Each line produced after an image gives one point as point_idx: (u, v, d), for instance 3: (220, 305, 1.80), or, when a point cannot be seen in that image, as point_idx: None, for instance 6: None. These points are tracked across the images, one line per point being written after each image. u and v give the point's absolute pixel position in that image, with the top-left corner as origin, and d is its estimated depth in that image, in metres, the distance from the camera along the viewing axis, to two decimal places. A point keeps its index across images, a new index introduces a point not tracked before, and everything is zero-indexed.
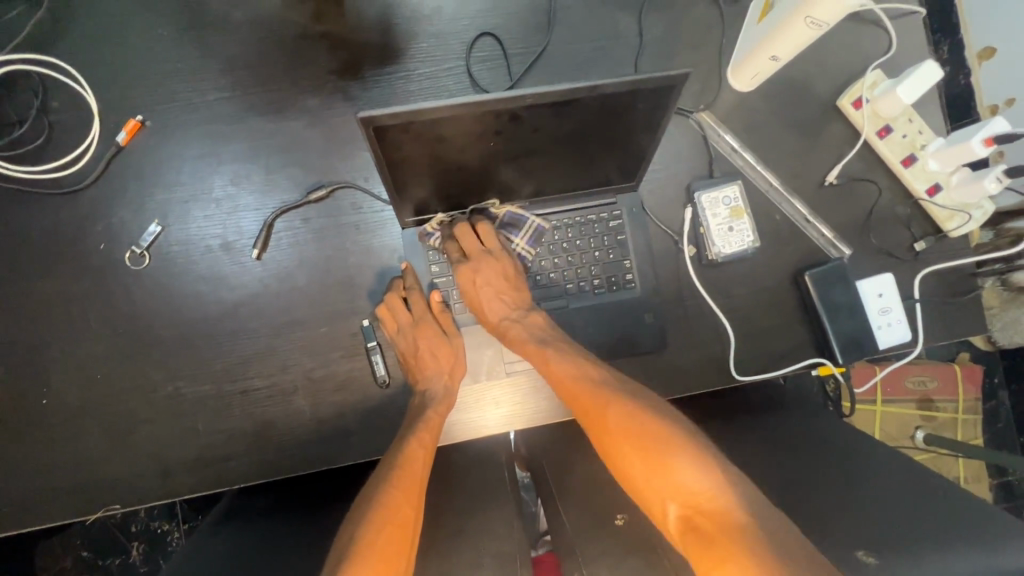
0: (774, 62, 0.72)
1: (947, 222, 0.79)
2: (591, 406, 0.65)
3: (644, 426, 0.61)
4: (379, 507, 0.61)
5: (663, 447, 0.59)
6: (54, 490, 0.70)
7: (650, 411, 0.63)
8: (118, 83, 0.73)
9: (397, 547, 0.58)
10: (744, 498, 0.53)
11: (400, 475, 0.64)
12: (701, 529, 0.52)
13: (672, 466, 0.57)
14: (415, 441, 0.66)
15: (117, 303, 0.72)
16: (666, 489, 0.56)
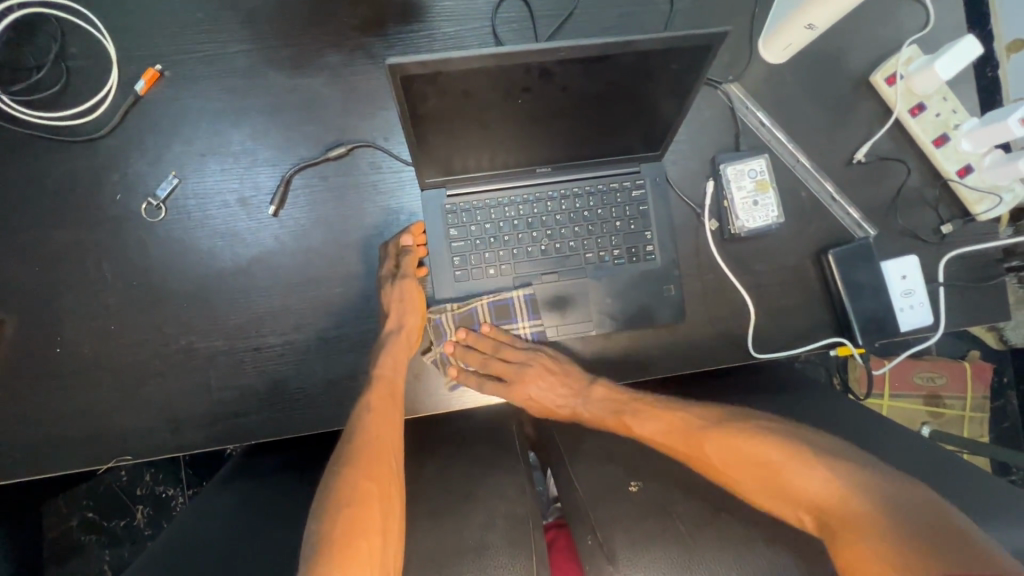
0: (809, 32, 0.70)
1: (976, 205, 0.77)
2: (708, 443, 0.63)
3: (756, 444, 0.60)
4: (342, 493, 0.59)
5: (788, 458, 0.58)
6: (65, 439, 0.70)
7: (748, 429, 0.62)
8: (137, 30, 0.72)
9: (366, 517, 0.57)
10: (865, 478, 0.54)
11: (356, 451, 0.62)
12: (838, 523, 0.52)
13: (784, 479, 0.57)
14: (371, 415, 0.65)
15: (132, 254, 0.71)
16: (793, 496, 0.56)
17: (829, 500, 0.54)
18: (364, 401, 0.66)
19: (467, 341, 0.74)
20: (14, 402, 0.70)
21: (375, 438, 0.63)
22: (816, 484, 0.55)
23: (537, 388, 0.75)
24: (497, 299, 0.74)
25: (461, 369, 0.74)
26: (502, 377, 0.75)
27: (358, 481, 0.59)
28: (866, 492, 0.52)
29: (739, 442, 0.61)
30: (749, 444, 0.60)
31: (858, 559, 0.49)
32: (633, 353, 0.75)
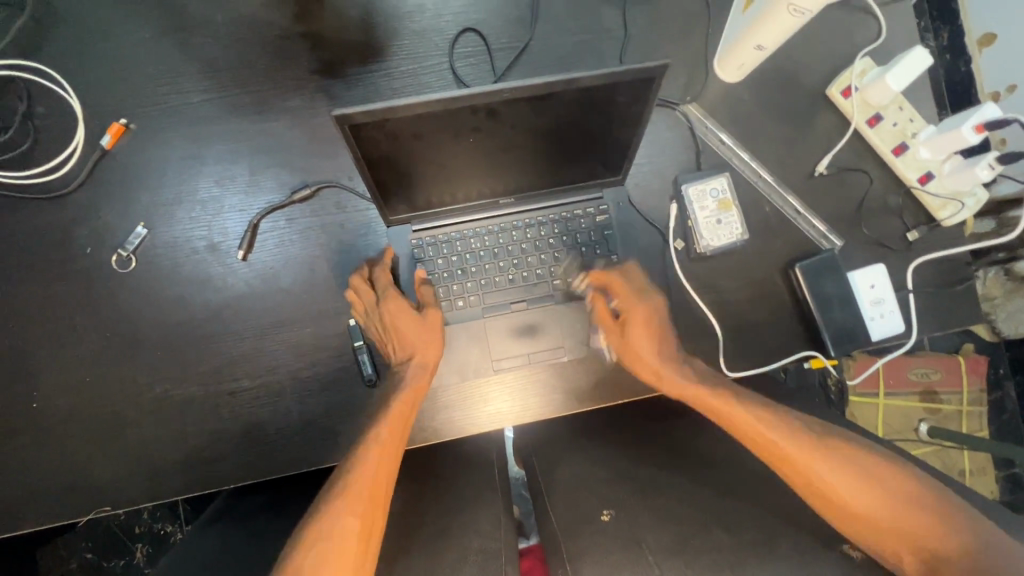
0: (760, 52, 0.72)
1: (940, 211, 0.77)
2: (798, 445, 0.61)
3: (848, 467, 0.59)
4: (338, 522, 0.60)
5: (889, 486, 0.58)
6: (45, 493, 0.70)
7: (841, 451, 0.61)
8: (101, 87, 0.73)
9: (359, 554, 0.58)
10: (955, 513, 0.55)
11: (367, 476, 0.63)
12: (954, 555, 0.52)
13: (893, 511, 0.56)
14: (386, 417, 0.66)
15: (104, 306, 0.72)
16: (903, 522, 0.56)
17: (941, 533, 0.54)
18: (384, 424, 0.66)
19: (440, 373, 0.74)
20: None
21: (387, 465, 0.65)
22: (920, 521, 0.55)
23: (640, 338, 0.72)
24: (469, 330, 0.74)
25: (433, 401, 0.74)
26: (523, 278, 0.74)
27: (359, 512, 0.61)
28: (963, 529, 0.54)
29: (826, 469, 0.59)
30: (840, 472, 0.59)
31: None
32: (607, 378, 0.75)
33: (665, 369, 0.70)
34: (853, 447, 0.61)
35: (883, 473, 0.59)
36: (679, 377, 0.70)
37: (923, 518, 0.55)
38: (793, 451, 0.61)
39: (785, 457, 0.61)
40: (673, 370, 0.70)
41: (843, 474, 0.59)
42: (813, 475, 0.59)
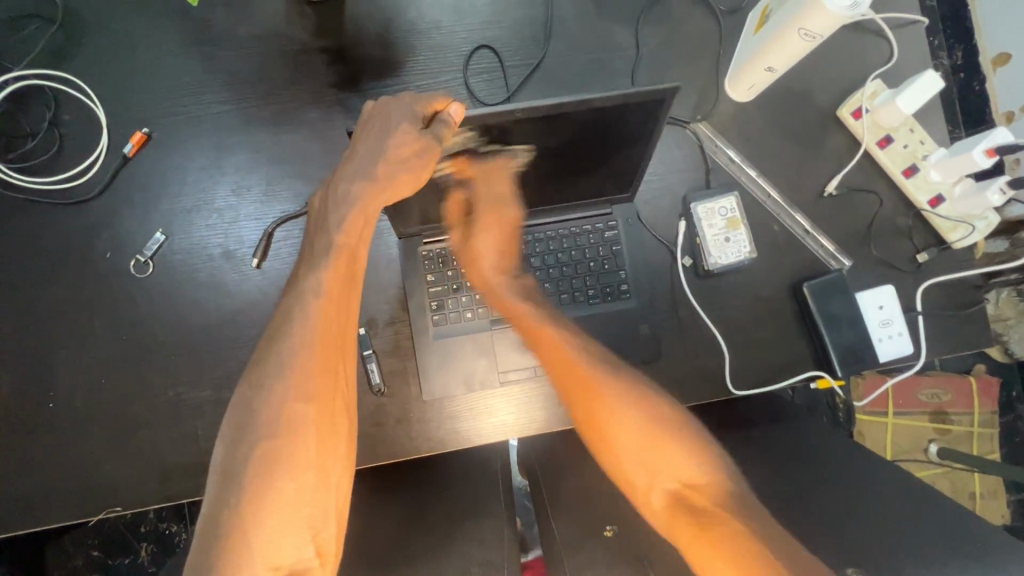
0: (770, 73, 0.72)
1: (950, 233, 0.77)
2: (598, 395, 0.66)
3: (639, 420, 0.64)
4: (280, 466, 0.55)
5: (663, 435, 0.62)
6: (57, 492, 0.72)
7: (637, 405, 0.65)
8: (125, 97, 0.76)
9: (314, 494, 0.56)
10: (729, 472, 0.59)
11: (301, 418, 0.57)
12: (696, 506, 0.56)
13: (662, 456, 0.61)
14: (315, 355, 0.59)
15: (121, 309, 0.74)
16: (656, 469, 0.61)
17: (695, 481, 0.58)
18: (310, 352, 0.58)
19: (447, 384, 0.74)
20: (9, 457, 0.72)
21: (320, 399, 0.58)
22: (685, 470, 0.59)
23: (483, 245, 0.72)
24: (477, 341, 0.75)
25: (436, 411, 0.74)
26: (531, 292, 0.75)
27: (304, 457, 0.56)
28: (729, 482, 0.58)
29: (620, 437, 0.64)
30: (642, 427, 0.63)
31: (682, 535, 0.55)
32: None
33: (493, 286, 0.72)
34: (654, 405, 0.65)
35: (691, 434, 0.62)
36: (508, 293, 0.72)
37: (669, 471, 0.60)
38: (603, 404, 0.65)
39: (580, 387, 0.67)
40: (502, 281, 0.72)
41: (639, 428, 0.63)
42: (612, 450, 0.63)
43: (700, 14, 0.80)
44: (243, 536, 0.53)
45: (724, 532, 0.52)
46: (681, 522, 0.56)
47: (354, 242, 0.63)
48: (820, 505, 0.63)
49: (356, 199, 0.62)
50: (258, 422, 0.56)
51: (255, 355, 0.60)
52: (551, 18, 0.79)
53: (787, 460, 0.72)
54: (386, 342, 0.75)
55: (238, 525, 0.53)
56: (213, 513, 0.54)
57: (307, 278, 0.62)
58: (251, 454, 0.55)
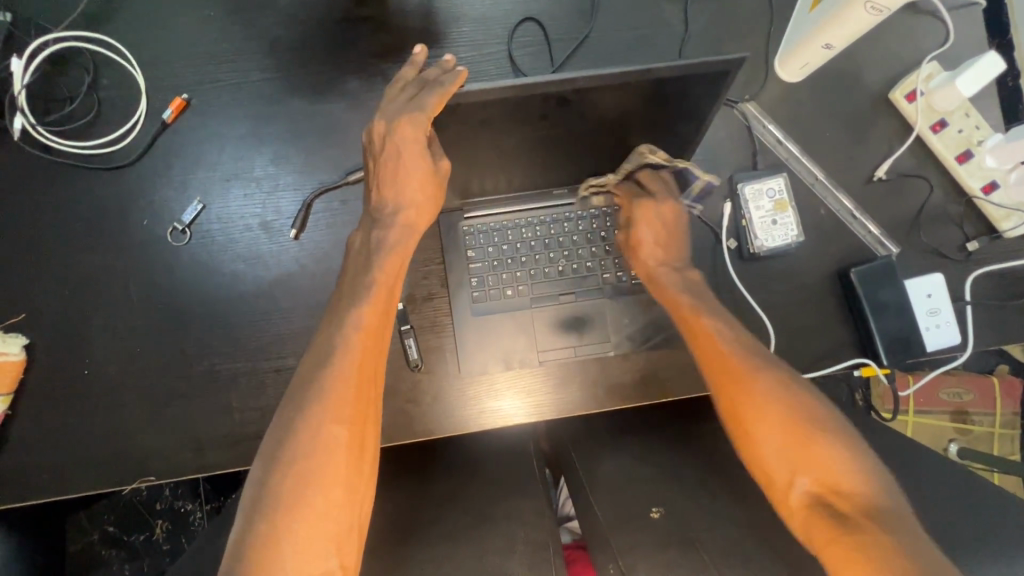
0: (827, 51, 0.70)
1: (1003, 221, 0.75)
2: (744, 389, 0.63)
3: (801, 426, 0.60)
4: (312, 488, 0.54)
5: (811, 431, 0.59)
6: (90, 460, 0.71)
7: (787, 405, 0.61)
8: (165, 61, 0.74)
9: (341, 510, 0.55)
10: (876, 475, 0.56)
11: (336, 439, 0.56)
12: (837, 509, 0.55)
13: (809, 454, 0.58)
14: (349, 380, 0.58)
15: (158, 278, 0.73)
16: (794, 468, 0.58)
17: (838, 481, 0.56)
18: (348, 374, 0.58)
19: (484, 362, 0.73)
20: (41, 423, 0.71)
21: (355, 420, 0.57)
22: (837, 473, 0.56)
23: (647, 228, 0.72)
24: (515, 319, 0.74)
25: (473, 389, 0.73)
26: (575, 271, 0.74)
27: (336, 474, 0.55)
28: (878, 494, 0.55)
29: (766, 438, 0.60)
30: (775, 425, 0.60)
31: (822, 540, 0.54)
32: (652, 374, 0.74)
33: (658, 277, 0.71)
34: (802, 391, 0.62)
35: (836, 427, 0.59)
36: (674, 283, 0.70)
37: (816, 472, 0.57)
38: (752, 403, 0.62)
39: (728, 377, 0.64)
40: (670, 273, 0.71)
41: (784, 429, 0.60)
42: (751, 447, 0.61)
43: None
44: (274, 548, 0.52)
45: (876, 549, 0.50)
46: (821, 525, 0.54)
47: (390, 279, 0.64)
48: None
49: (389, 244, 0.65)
50: (291, 445, 0.55)
51: (298, 372, 0.60)
52: None
53: None
54: (425, 318, 0.73)
55: (268, 531, 0.52)
56: (248, 522, 0.53)
57: (343, 308, 0.62)
58: (284, 475, 0.54)
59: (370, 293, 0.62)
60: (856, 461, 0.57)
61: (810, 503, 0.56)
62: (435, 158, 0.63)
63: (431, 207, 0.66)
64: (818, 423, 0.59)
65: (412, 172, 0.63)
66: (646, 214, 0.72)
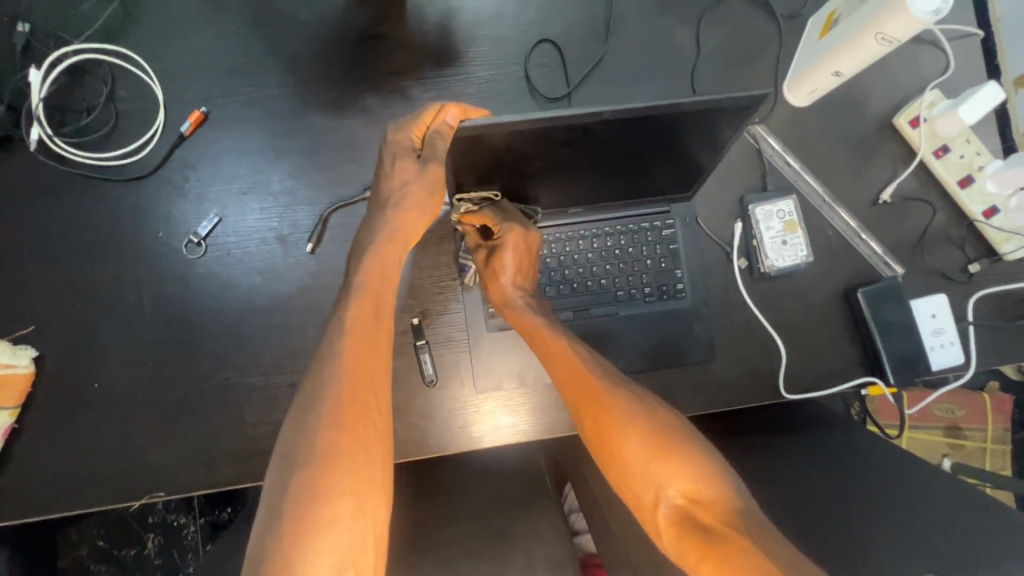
0: (836, 78, 0.72)
1: (1003, 244, 0.78)
2: (602, 402, 0.61)
3: (653, 441, 0.58)
4: (322, 501, 0.53)
5: (674, 444, 0.58)
6: (97, 475, 0.70)
7: (641, 422, 0.60)
8: (185, 75, 0.75)
9: (353, 520, 0.54)
10: (734, 488, 0.55)
11: (334, 447, 0.55)
12: (702, 522, 0.52)
13: (671, 466, 0.57)
14: (346, 389, 0.58)
15: (171, 290, 0.73)
16: (663, 483, 0.56)
17: (699, 495, 0.54)
18: (343, 381, 0.58)
19: (499, 377, 0.73)
20: (47, 438, 0.70)
21: (351, 426, 0.57)
22: (688, 484, 0.56)
23: (508, 265, 0.68)
24: None
25: (487, 405, 0.73)
26: (590, 291, 0.75)
27: (341, 482, 0.54)
28: (738, 503, 0.53)
29: (630, 445, 0.59)
30: (631, 437, 0.59)
31: (687, 557, 0.52)
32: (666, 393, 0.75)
33: (511, 307, 0.68)
34: (646, 404, 0.62)
35: (679, 440, 0.59)
36: (525, 309, 0.68)
37: (676, 484, 0.56)
38: (603, 414, 0.61)
39: (568, 383, 0.63)
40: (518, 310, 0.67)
41: (641, 445, 0.59)
42: (615, 454, 0.60)
43: (760, 18, 0.80)
44: (287, 569, 0.50)
45: (746, 552, 0.48)
46: (686, 540, 0.52)
47: (378, 283, 0.64)
48: (884, 510, 0.62)
49: (375, 249, 0.65)
50: (296, 455, 0.55)
51: (298, 389, 0.60)
52: (613, 15, 0.79)
53: (843, 465, 0.71)
54: (440, 334, 0.74)
55: (282, 555, 0.51)
56: (258, 549, 0.52)
57: (334, 317, 0.62)
58: (291, 485, 0.54)
59: (356, 296, 0.62)
60: (722, 480, 0.56)
61: (674, 523, 0.54)
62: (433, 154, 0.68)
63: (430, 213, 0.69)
64: (688, 442, 0.59)
65: (406, 168, 0.68)
66: (496, 292, 0.69)
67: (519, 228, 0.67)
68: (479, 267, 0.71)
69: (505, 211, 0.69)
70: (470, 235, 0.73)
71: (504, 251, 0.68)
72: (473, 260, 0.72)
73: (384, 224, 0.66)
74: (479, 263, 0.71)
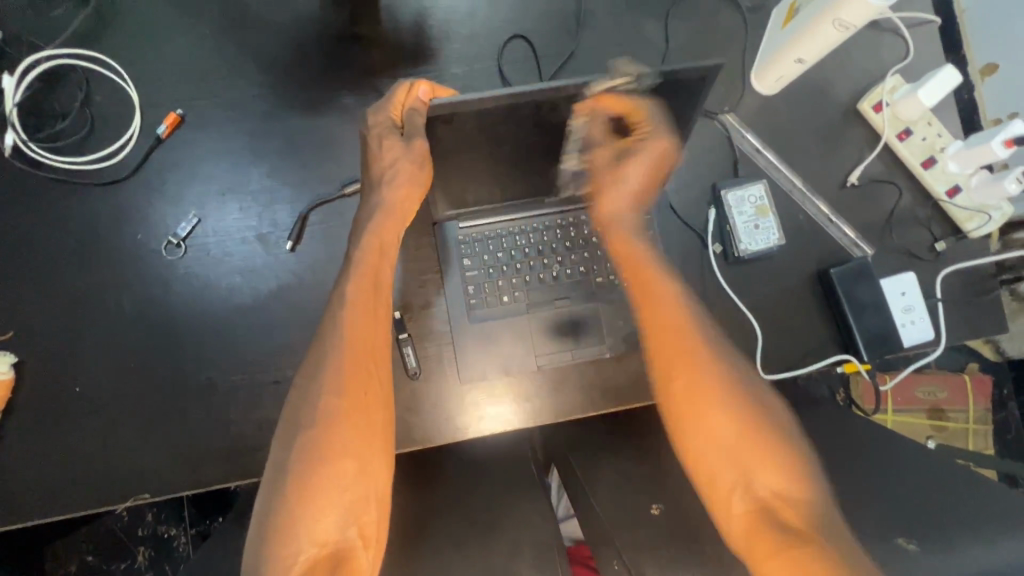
0: (799, 65, 0.74)
1: (967, 223, 0.80)
2: (703, 384, 0.64)
3: (747, 433, 0.61)
4: (323, 461, 0.57)
5: (774, 434, 0.61)
6: (81, 479, 0.69)
7: (738, 408, 0.63)
8: (160, 79, 0.75)
9: (353, 480, 0.57)
10: (821, 485, 0.58)
11: (333, 411, 0.59)
12: (783, 518, 0.55)
13: (766, 459, 0.60)
14: (348, 358, 0.62)
15: (151, 291, 0.73)
16: (749, 471, 0.60)
17: (786, 492, 0.57)
18: (344, 352, 0.62)
19: (483, 367, 0.74)
20: (29, 444, 0.69)
21: (351, 391, 0.60)
22: (777, 480, 0.58)
23: (632, 172, 0.70)
24: (514, 326, 0.75)
25: (472, 396, 0.74)
26: (571, 278, 0.76)
27: (344, 444, 0.58)
28: (814, 496, 0.56)
29: (720, 426, 0.62)
30: (723, 420, 0.63)
31: (760, 548, 0.54)
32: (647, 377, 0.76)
33: (622, 220, 0.73)
34: (749, 388, 0.64)
35: (763, 436, 0.61)
36: (633, 231, 0.73)
37: (761, 476, 0.59)
38: (702, 391, 0.64)
39: (674, 358, 0.66)
40: (621, 223, 0.72)
41: (737, 429, 0.62)
42: (706, 435, 0.62)
43: (726, 10, 0.83)
44: (293, 523, 0.54)
45: (814, 549, 0.51)
46: (758, 535, 0.55)
47: (374, 259, 0.66)
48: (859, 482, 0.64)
49: (367, 227, 0.67)
50: (301, 418, 0.59)
51: (306, 359, 0.64)
52: (584, 11, 0.81)
53: (822, 442, 0.73)
54: (423, 327, 0.74)
55: (286, 508, 0.55)
56: (266, 506, 0.56)
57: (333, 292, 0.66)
58: (296, 446, 0.58)
59: (353, 271, 0.65)
60: (797, 470, 0.58)
61: (747, 511, 0.58)
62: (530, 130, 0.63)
63: (418, 195, 0.68)
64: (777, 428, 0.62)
65: (383, 148, 0.67)
66: (609, 202, 0.72)
67: (666, 136, 0.65)
68: (603, 159, 0.71)
69: (656, 111, 0.63)
70: (597, 121, 0.66)
71: (639, 159, 0.68)
72: (596, 151, 0.70)
73: (378, 205, 0.68)
74: (603, 152, 0.70)
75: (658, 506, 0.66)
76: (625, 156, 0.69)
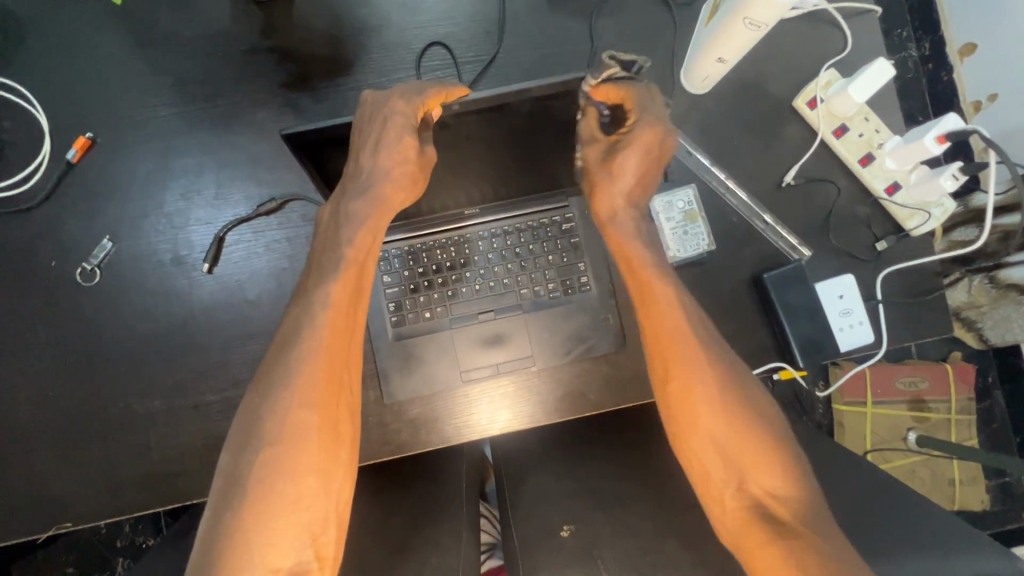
0: (721, 64, 0.72)
1: (907, 221, 0.78)
2: (695, 382, 0.61)
3: (746, 433, 0.59)
4: (276, 479, 0.54)
5: (755, 429, 0.59)
6: (5, 507, 0.70)
7: (737, 407, 0.60)
8: (69, 102, 0.74)
9: (313, 499, 0.55)
10: (806, 479, 0.57)
11: (304, 424, 0.56)
12: (775, 515, 0.55)
13: (756, 459, 0.58)
14: (318, 368, 0.58)
15: (67, 318, 0.72)
16: (742, 471, 0.58)
17: (775, 489, 0.56)
18: (314, 362, 0.58)
19: (407, 385, 0.73)
20: None
21: (324, 404, 0.57)
22: (769, 479, 0.57)
23: (628, 165, 0.63)
24: (437, 343, 0.74)
25: (396, 414, 0.73)
26: (495, 290, 0.74)
27: (308, 460, 0.56)
28: (807, 495, 0.56)
29: (712, 428, 0.60)
30: (714, 421, 0.60)
31: (751, 545, 0.55)
32: (575, 389, 0.74)
33: (618, 221, 0.65)
34: (738, 380, 0.62)
35: (766, 432, 0.59)
36: (631, 231, 0.65)
37: (754, 476, 0.58)
38: (695, 392, 0.61)
39: (669, 363, 0.62)
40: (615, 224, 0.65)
41: (732, 429, 0.60)
42: (695, 436, 0.60)
43: (654, 6, 0.80)
44: (245, 544, 0.52)
45: (812, 552, 0.51)
46: (753, 530, 0.55)
47: (363, 257, 0.63)
48: None
49: (363, 217, 0.62)
50: (263, 430, 0.56)
51: (266, 358, 0.60)
52: (505, 13, 0.78)
53: None
54: None
55: (237, 528, 0.52)
56: (214, 525, 0.53)
57: (315, 290, 0.61)
58: (254, 460, 0.55)
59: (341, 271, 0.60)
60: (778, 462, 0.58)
61: (742, 511, 0.57)
62: (423, 143, 0.62)
63: None
64: (767, 424, 0.60)
65: None
66: (607, 200, 0.64)
67: (660, 124, 0.61)
68: (593, 159, 0.65)
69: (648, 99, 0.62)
70: (592, 119, 0.64)
71: (631, 152, 0.63)
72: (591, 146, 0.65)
73: (359, 211, 0.62)
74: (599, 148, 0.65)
75: (568, 528, 0.63)
76: (613, 153, 0.63)
